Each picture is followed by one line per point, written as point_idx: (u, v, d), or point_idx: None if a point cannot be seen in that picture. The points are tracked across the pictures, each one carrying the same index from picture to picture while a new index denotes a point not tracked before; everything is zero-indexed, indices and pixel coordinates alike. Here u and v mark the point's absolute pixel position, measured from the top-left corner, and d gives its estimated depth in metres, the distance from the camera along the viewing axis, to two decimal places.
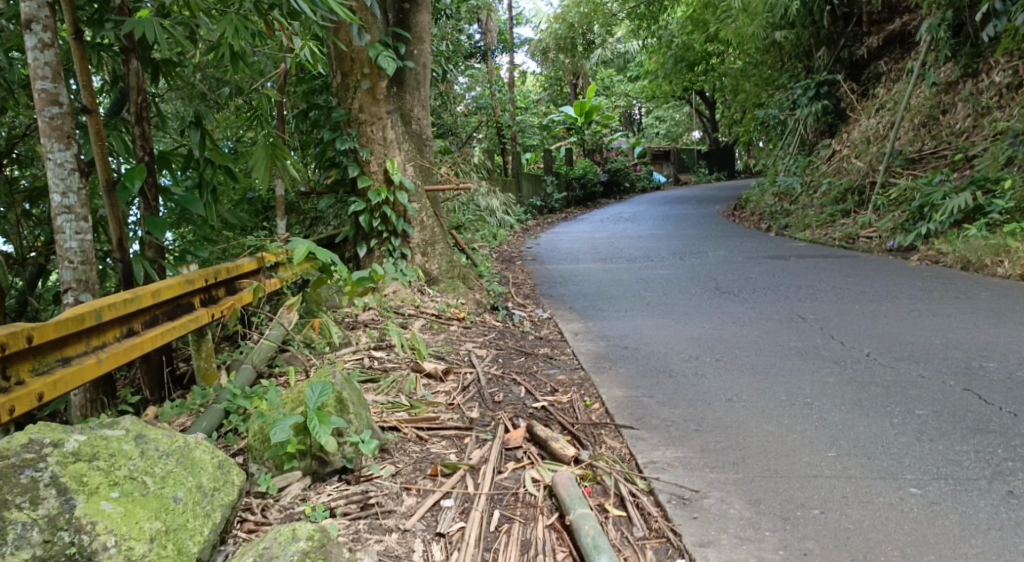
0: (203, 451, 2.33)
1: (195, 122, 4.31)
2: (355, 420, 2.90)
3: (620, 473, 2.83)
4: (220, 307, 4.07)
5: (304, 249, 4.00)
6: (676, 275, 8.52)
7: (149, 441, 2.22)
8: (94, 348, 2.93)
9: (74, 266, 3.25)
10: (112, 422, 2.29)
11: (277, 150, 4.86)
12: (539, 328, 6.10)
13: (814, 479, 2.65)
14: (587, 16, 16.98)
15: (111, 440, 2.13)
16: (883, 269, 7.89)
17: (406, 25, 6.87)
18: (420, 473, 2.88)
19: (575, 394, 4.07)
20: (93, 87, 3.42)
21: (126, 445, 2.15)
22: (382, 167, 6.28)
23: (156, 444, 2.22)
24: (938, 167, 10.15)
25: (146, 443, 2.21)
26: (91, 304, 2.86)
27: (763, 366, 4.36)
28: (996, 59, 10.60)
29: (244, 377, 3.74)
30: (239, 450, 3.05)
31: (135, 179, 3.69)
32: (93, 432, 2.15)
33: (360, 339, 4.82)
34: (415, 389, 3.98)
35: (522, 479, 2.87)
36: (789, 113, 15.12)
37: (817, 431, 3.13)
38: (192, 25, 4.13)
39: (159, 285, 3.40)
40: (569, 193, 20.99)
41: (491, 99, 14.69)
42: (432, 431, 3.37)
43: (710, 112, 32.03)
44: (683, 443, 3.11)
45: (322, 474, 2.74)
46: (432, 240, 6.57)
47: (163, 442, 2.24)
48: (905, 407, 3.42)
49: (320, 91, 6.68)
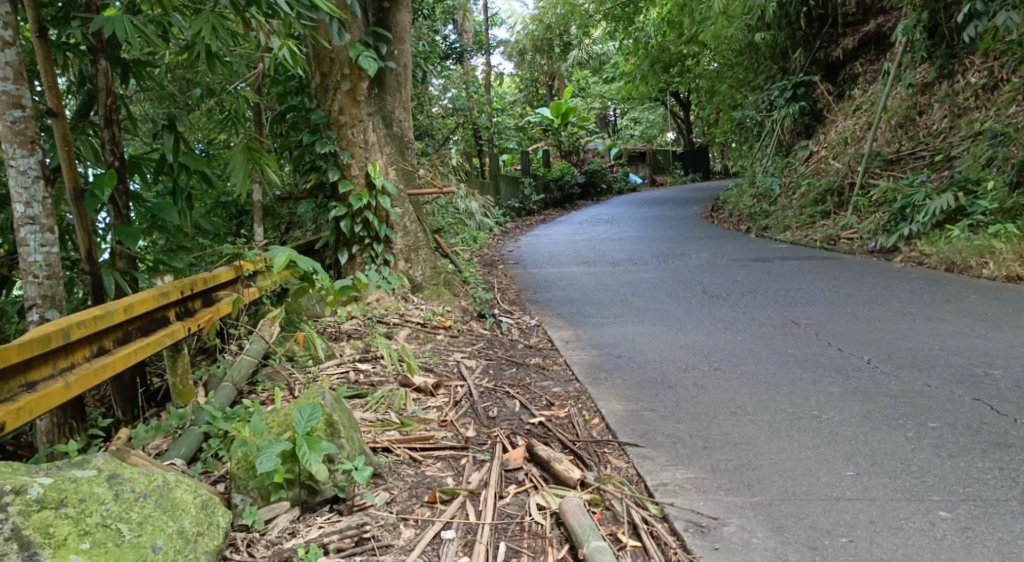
0: (185, 490, 2.13)
1: (169, 125, 4.06)
2: (347, 445, 2.70)
3: (630, 497, 2.70)
4: (197, 320, 3.84)
5: (284, 257, 3.79)
6: (662, 278, 8.42)
7: (124, 482, 2.01)
8: (61, 371, 2.70)
9: (39, 281, 3.00)
10: (83, 460, 2.09)
11: (255, 153, 4.62)
12: (528, 335, 5.94)
13: (836, 501, 2.55)
14: (564, 17, 16.85)
15: (80, 482, 1.93)
16: (870, 271, 7.83)
17: (387, 24, 6.66)
18: (417, 501, 2.70)
19: (572, 408, 3.91)
20: (58, 89, 3.18)
21: (98, 488, 1.95)
22: (363, 171, 6.06)
23: (132, 484, 2.02)
24: (917, 168, 10.19)
25: (121, 484, 2.01)
26: (56, 323, 2.64)
27: (763, 376, 4.24)
28: (972, 60, 10.66)
29: (224, 397, 3.52)
30: (219, 476, 2.84)
31: (105, 186, 3.47)
32: (60, 473, 1.95)
33: (345, 351, 4.62)
34: (405, 405, 3.79)
35: (527, 506, 2.71)
36: (767, 115, 15.09)
37: (831, 447, 3.03)
38: (164, 23, 3.89)
39: (132, 299, 3.17)
40: (547, 195, 20.87)
41: (469, 100, 14.49)
42: (426, 452, 3.18)
43: (685, 114, 32.04)
44: (692, 462, 2.98)
45: (312, 504, 2.54)
46: (416, 246, 6.36)
47: (140, 483, 2.04)
48: (918, 419, 3.33)
49: (295, 93, 6.45)
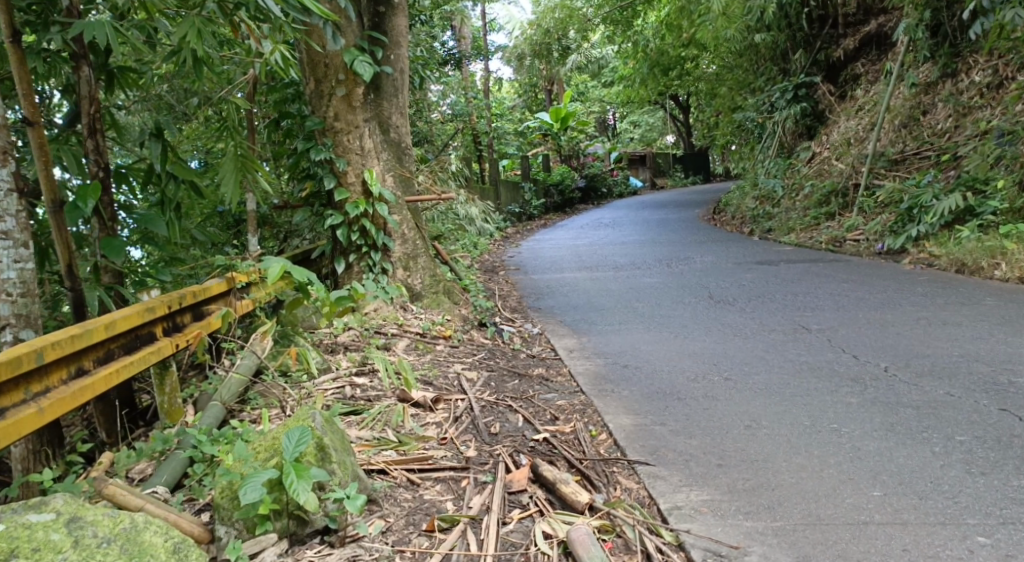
0: (155, 532, 1.97)
1: (156, 133, 3.85)
2: (339, 471, 2.53)
3: (642, 524, 2.57)
4: (185, 335, 3.67)
5: (278, 268, 3.63)
6: (665, 283, 8.25)
7: (85, 526, 1.88)
8: (35, 395, 2.53)
9: (13, 299, 2.81)
10: (45, 501, 1.97)
11: (247, 162, 4.43)
12: (531, 344, 5.77)
13: (865, 527, 2.46)
14: (562, 21, 16.69)
15: (35, 528, 1.82)
16: (878, 274, 7.66)
17: (382, 29, 6.48)
18: (414, 529, 2.54)
19: (578, 423, 3.74)
20: (34, 97, 3.01)
21: (55, 534, 1.82)
22: (360, 178, 5.91)
23: (94, 529, 1.87)
24: (923, 168, 10.01)
25: (81, 528, 1.87)
26: (30, 344, 2.47)
27: (777, 386, 4.08)
28: (976, 58, 10.49)
29: (212, 417, 3.35)
30: (205, 504, 2.67)
31: (88, 198, 3.31)
32: (14, 518, 1.85)
33: (342, 364, 4.45)
34: (404, 422, 3.60)
35: (532, 534, 2.54)
36: (768, 116, 14.91)
37: (854, 464, 2.94)
38: (150, 28, 3.72)
39: (114, 316, 3.01)
40: (547, 200, 20.59)
41: (467, 105, 14.39)
42: (424, 474, 3.01)
43: (685, 117, 31.75)
44: (707, 482, 2.86)
45: (301, 535, 2.37)
46: (415, 254, 6.19)
47: (104, 526, 1.89)
48: (944, 433, 3.25)
49: (293, 99, 6.28)
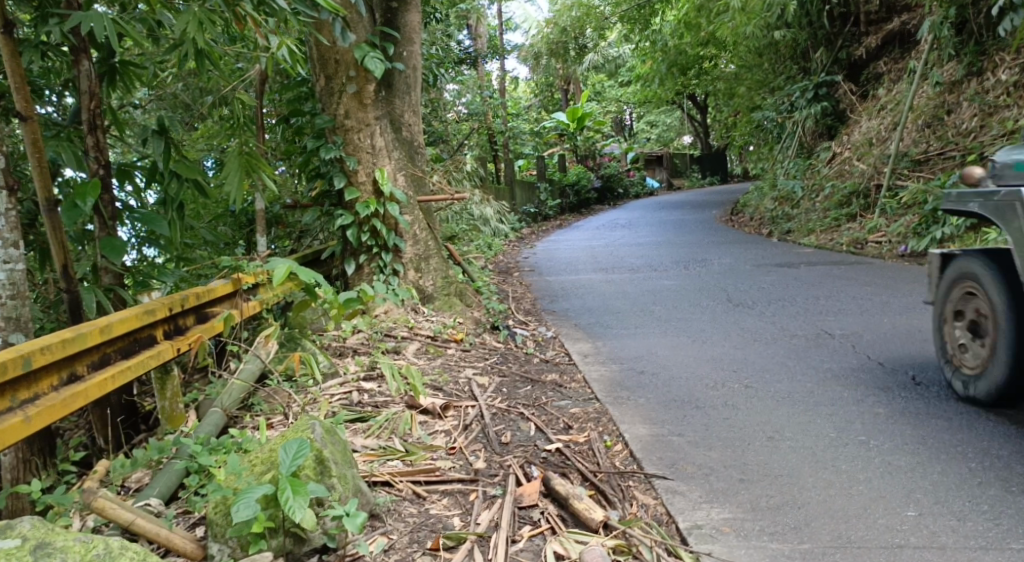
0: (129, 559, 1.87)
1: (158, 130, 3.72)
2: (339, 486, 2.39)
3: (660, 545, 2.41)
4: (188, 339, 3.55)
5: (283, 270, 3.49)
6: (683, 285, 8.06)
7: (53, 552, 1.80)
8: (22, 403, 2.41)
9: (2, 302, 2.72)
10: (13, 524, 1.90)
11: (253, 160, 4.18)
12: (545, 348, 5.62)
13: (900, 550, 2.28)
14: (579, 19, 16.47)
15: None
16: (903, 277, 7.42)
17: (394, 25, 6.33)
18: (418, 548, 2.40)
19: (592, 433, 3.58)
20: (27, 90, 2.91)
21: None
22: (371, 177, 5.78)
23: (63, 555, 1.79)
24: (948, 169, 9.73)
25: (48, 555, 1.79)
26: (17, 348, 2.36)
27: (800, 395, 3.90)
28: (1002, 57, 10.05)
29: (211, 425, 3.23)
30: (198, 518, 2.54)
31: (88, 195, 3.22)
32: None
33: (349, 368, 4.32)
34: (411, 430, 3.47)
35: (543, 554, 2.38)
36: (787, 116, 14.65)
37: (885, 481, 2.75)
38: (152, 21, 3.59)
39: (110, 319, 2.90)
40: (562, 200, 20.34)
41: (484, 104, 14.26)
42: (431, 486, 2.87)
43: (702, 117, 31.19)
44: (728, 499, 2.69)
45: (298, 554, 2.23)
46: (427, 255, 6.05)
47: (74, 553, 1.81)
48: (980, 447, 3.06)
49: (307, 98, 6.19)
